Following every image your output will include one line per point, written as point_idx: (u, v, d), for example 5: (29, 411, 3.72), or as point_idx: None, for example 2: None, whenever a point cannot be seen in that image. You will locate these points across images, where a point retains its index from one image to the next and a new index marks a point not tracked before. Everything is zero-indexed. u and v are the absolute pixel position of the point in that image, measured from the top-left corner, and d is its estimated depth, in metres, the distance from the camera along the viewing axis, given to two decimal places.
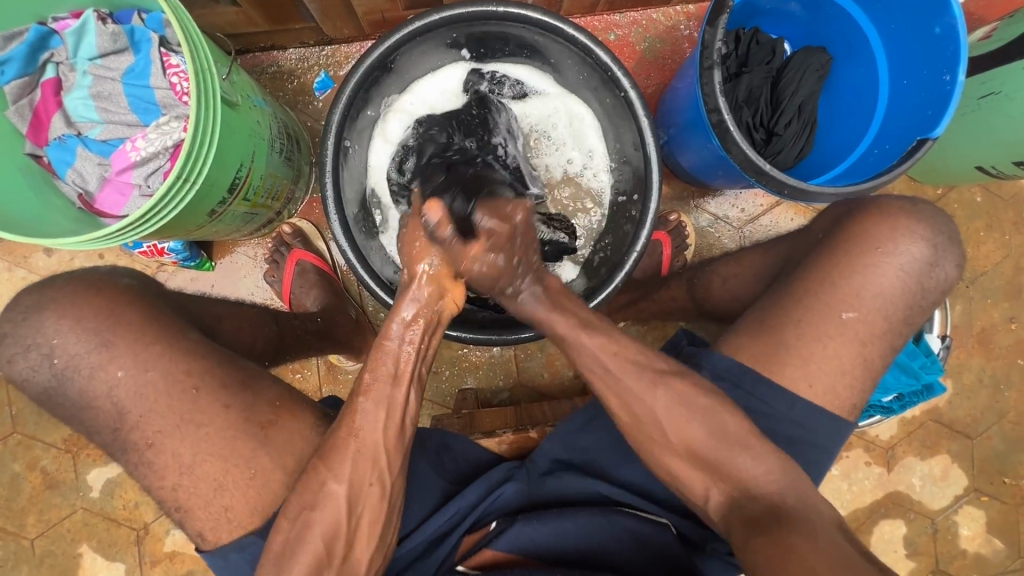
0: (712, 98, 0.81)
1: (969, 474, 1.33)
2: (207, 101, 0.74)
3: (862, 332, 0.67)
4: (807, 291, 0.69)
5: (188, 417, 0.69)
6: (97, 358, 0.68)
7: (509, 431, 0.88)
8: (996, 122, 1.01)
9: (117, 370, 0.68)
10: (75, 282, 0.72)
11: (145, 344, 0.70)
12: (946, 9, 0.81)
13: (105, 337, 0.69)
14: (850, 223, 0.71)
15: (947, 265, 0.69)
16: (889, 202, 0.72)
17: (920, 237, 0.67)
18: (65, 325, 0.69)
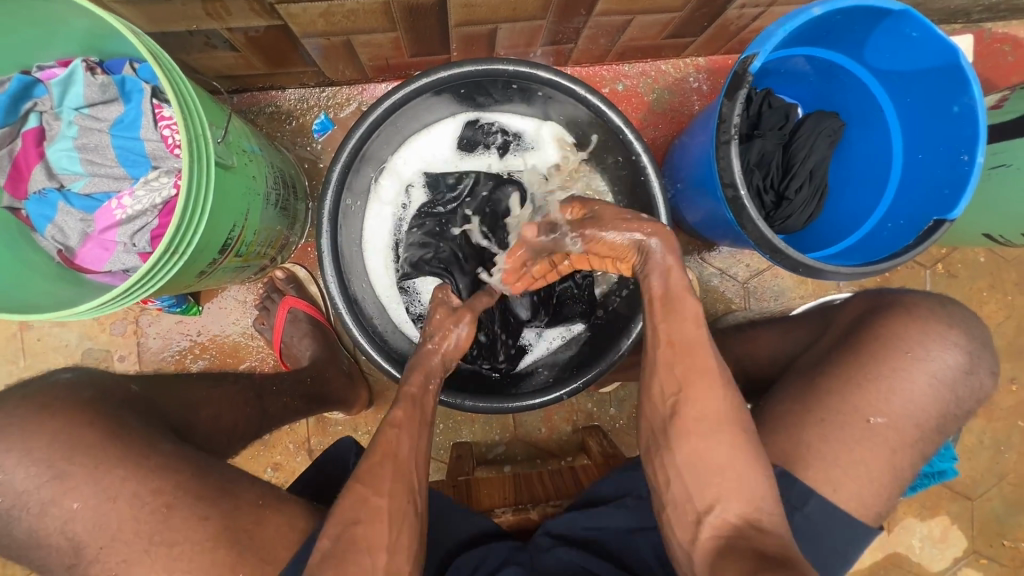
0: (728, 171, 0.78)
1: (968, 535, 1.32)
2: (199, 166, 0.70)
3: (891, 439, 0.60)
4: (829, 389, 0.64)
5: (167, 533, 0.60)
6: (49, 492, 0.60)
7: (509, 512, 0.84)
8: (1004, 193, 1.00)
9: (72, 503, 0.60)
10: (26, 401, 0.63)
11: (104, 469, 0.61)
12: (965, 89, 0.79)
13: (57, 468, 0.60)
14: (877, 321, 0.66)
15: (980, 374, 0.64)
16: (918, 302, 0.67)
17: (952, 345, 0.63)
18: (11, 460, 0.60)
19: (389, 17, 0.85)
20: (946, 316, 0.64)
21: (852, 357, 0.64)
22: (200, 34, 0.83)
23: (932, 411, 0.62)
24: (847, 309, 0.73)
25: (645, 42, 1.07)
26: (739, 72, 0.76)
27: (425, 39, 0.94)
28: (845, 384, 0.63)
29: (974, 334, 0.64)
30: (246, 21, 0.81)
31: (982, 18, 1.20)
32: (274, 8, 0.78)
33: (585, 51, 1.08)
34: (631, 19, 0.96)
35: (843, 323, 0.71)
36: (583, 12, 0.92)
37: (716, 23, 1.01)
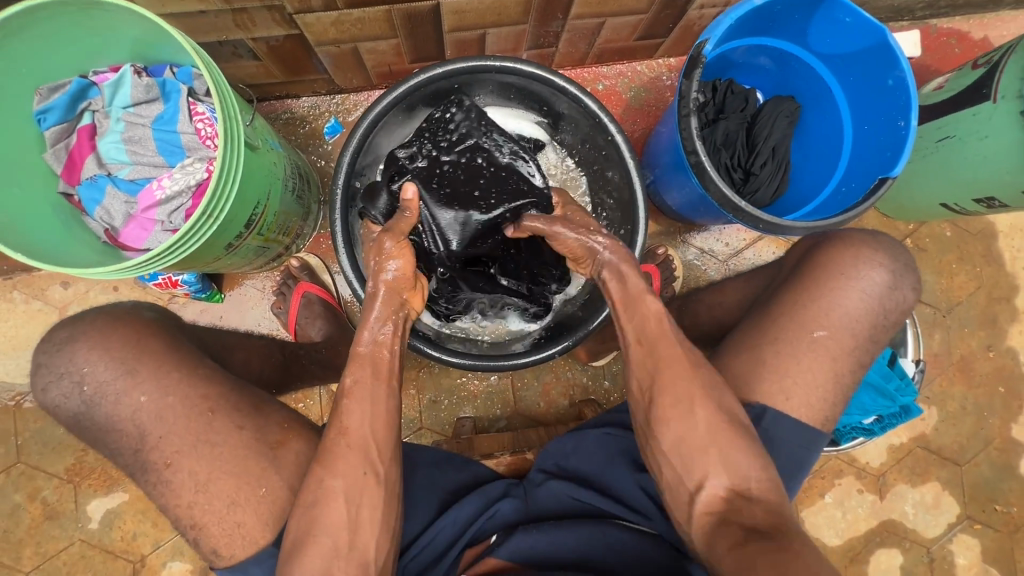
0: (690, 141, 0.90)
1: (960, 501, 1.35)
2: (232, 146, 0.81)
3: (831, 348, 0.75)
4: (783, 314, 0.78)
5: (211, 432, 0.75)
6: (121, 385, 0.74)
7: (507, 454, 0.97)
8: (953, 162, 1.09)
9: (139, 396, 0.74)
10: (105, 316, 0.80)
11: (166, 371, 0.76)
12: (896, 64, 0.90)
13: (129, 366, 0.75)
14: (819, 253, 0.81)
15: (907, 291, 0.78)
16: (852, 235, 0.82)
17: (878, 265, 0.78)
18: (95, 356, 0.75)
19: (390, 25, 0.98)
20: (874, 243, 0.80)
21: (799, 282, 0.79)
22: (228, 44, 0.96)
23: (867, 323, 0.77)
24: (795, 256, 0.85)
25: (619, 44, 1.20)
26: (695, 55, 0.88)
27: (423, 45, 1.07)
28: (792, 307, 0.78)
29: (896, 256, 0.79)
30: (268, 31, 0.94)
31: (926, 14, 1.32)
32: (292, 18, 0.91)
33: (566, 54, 1.21)
34: (603, 22, 1.08)
35: (791, 263, 0.85)
36: (560, 16, 1.05)
37: (680, 24, 1.14)
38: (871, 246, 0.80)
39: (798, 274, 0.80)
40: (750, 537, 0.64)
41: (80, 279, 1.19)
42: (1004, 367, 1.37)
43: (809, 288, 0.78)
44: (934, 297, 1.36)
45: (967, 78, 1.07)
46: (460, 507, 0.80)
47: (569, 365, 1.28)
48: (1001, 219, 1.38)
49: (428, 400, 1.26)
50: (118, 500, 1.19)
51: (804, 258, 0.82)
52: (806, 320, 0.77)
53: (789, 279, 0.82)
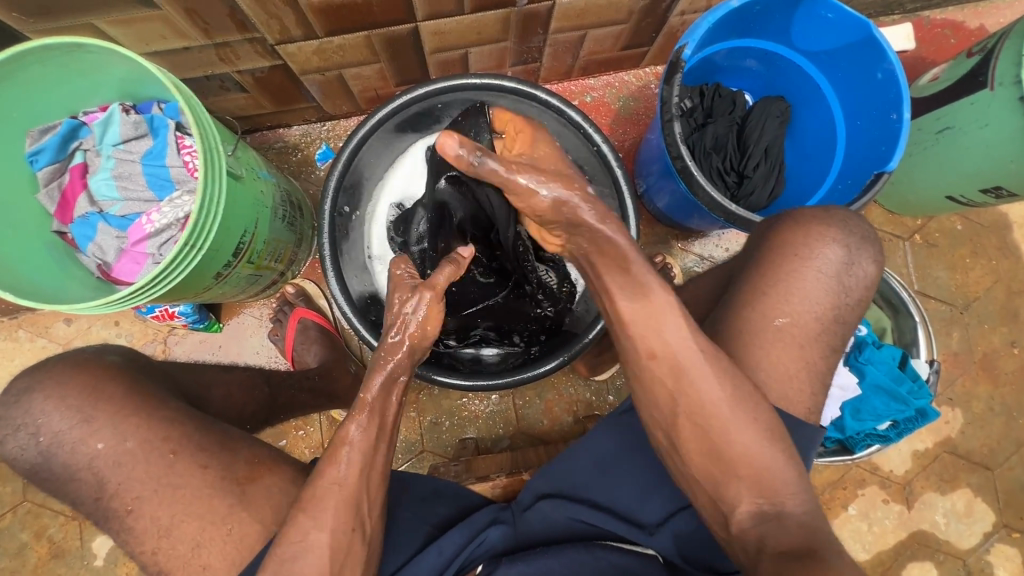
0: (675, 147, 0.88)
1: (995, 508, 1.27)
2: (214, 176, 0.82)
3: (798, 335, 0.72)
4: (743, 302, 0.74)
5: (171, 476, 0.73)
6: (78, 434, 0.75)
7: (503, 475, 0.96)
8: (955, 154, 1.06)
9: (96, 444, 0.74)
10: (64, 363, 0.80)
11: (125, 416, 0.76)
12: (883, 56, 0.88)
13: (86, 414, 0.75)
14: (773, 234, 0.78)
15: (865, 264, 0.75)
16: (805, 212, 0.79)
17: (833, 239, 0.75)
18: (51, 405, 0.76)
19: (371, 50, 0.99)
20: (825, 220, 0.76)
21: (753, 268, 0.76)
22: (215, 78, 0.98)
23: (830, 302, 0.74)
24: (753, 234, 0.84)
25: (603, 56, 1.20)
26: (674, 61, 0.87)
27: (407, 68, 1.08)
28: (751, 294, 0.74)
29: (851, 229, 0.76)
30: (252, 63, 0.96)
31: (917, 7, 1.30)
32: (274, 49, 0.93)
33: (551, 68, 1.21)
34: (584, 34, 1.09)
35: (748, 249, 0.82)
36: (541, 31, 1.05)
37: (662, 32, 1.13)
38: (824, 223, 0.76)
39: (754, 261, 0.77)
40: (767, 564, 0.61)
41: (82, 315, 1.21)
42: None
43: (765, 275, 0.74)
44: (949, 294, 1.31)
45: (961, 67, 1.04)
46: (448, 537, 0.76)
47: (571, 380, 1.26)
48: (1014, 210, 1.33)
49: (429, 422, 1.24)
50: None
51: (759, 242, 0.79)
52: (768, 309, 0.74)
53: (743, 268, 0.78)
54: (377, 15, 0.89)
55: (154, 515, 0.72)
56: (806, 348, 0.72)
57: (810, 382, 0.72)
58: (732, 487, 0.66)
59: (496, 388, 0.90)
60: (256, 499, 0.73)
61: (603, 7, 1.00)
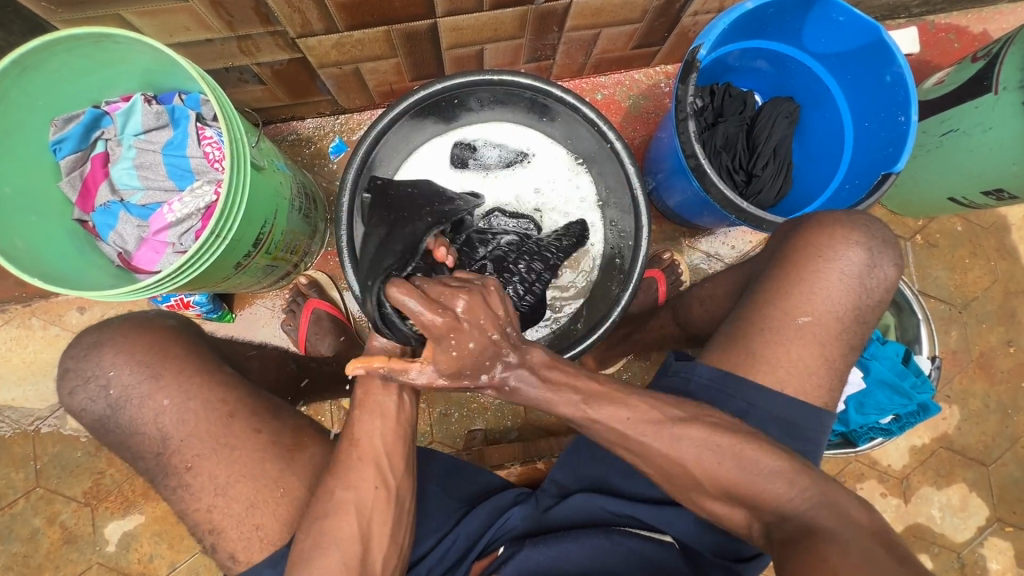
0: (689, 145, 0.90)
1: (989, 503, 1.31)
2: (238, 167, 0.84)
3: (818, 333, 0.75)
4: (765, 299, 0.77)
5: (230, 436, 0.74)
6: (146, 389, 0.74)
7: (516, 464, 0.99)
8: (959, 156, 1.08)
9: (163, 399, 0.74)
10: (128, 325, 0.79)
11: (189, 376, 0.76)
12: (892, 60, 0.90)
13: (155, 369, 0.75)
14: (797, 236, 0.79)
15: (887, 268, 0.77)
16: (825, 216, 0.80)
17: (857, 243, 0.76)
18: (120, 360, 0.75)
19: (390, 44, 1.00)
20: (849, 223, 0.78)
21: (778, 270, 0.78)
22: (234, 70, 0.99)
23: (849, 303, 0.76)
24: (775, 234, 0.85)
25: (616, 54, 1.21)
26: (690, 60, 0.89)
27: (422, 63, 1.10)
28: (776, 293, 0.76)
29: (874, 233, 0.78)
30: (271, 56, 0.97)
31: (923, 11, 1.32)
32: (294, 42, 0.94)
33: (564, 66, 1.23)
34: (598, 33, 1.10)
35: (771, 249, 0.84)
36: (556, 29, 1.06)
37: (675, 31, 1.15)
38: (848, 225, 0.78)
39: (780, 260, 0.79)
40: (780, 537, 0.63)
41: (95, 304, 1.22)
42: None
43: (790, 276, 0.76)
44: (949, 293, 1.34)
45: (967, 72, 1.06)
46: (467, 521, 0.80)
47: None
48: (1012, 213, 1.36)
49: (439, 413, 1.25)
50: (134, 521, 1.20)
51: (784, 242, 0.80)
52: (791, 307, 0.76)
53: (767, 268, 0.80)
54: (398, 11, 0.91)
55: (212, 473, 0.73)
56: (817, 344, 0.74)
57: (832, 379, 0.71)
58: (739, 471, 0.68)
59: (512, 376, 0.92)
60: (292, 480, 0.74)
61: (617, 6, 1.02)
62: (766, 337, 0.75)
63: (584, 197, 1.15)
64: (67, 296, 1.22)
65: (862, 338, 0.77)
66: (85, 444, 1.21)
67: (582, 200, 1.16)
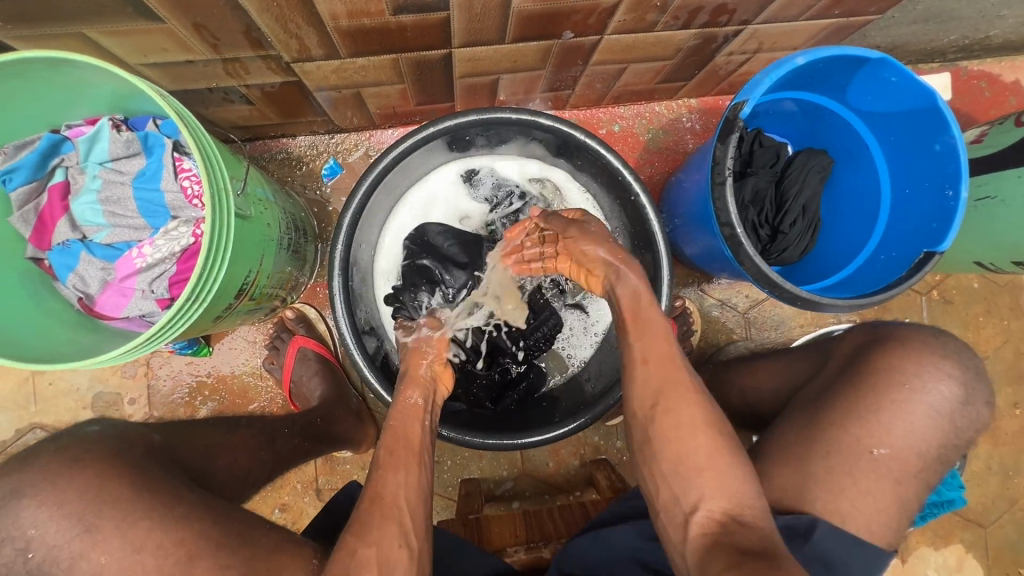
0: (724, 212, 0.82)
1: (984, 565, 1.30)
2: (220, 216, 0.73)
3: (895, 472, 0.61)
4: (833, 425, 0.63)
5: None
6: (80, 546, 0.54)
7: (521, 549, 0.85)
8: (993, 224, 1.03)
9: (100, 556, 0.55)
10: (57, 452, 0.58)
11: (135, 522, 0.56)
12: (945, 129, 0.83)
13: (88, 522, 0.55)
14: (872, 351, 0.66)
15: (980, 407, 0.62)
16: (911, 333, 0.68)
17: (950, 375, 0.62)
18: (41, 513, 0.54)
19: (397, 72, 0.89)
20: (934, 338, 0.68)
21: (851, 392, 0.64)
22: (218, 91, 0.88)
23: (938, 440, 0.61)
24: (848, 341, 0.73)
25: (639, 87, 1.12)
26: (730, 118, 0.81)
27: (431, 90, 0.99)
28: (845, 416, 0.63)
29: (966, 362, 0.64)
30: (262, 78, 0.86)
31: (958, 57, 1.26)
32: (289, 66, 0.83)
33: (582, 96, 1.13)
34: (624, 67, 1.01)
35: (840, 359, 0.70)
36: (580, 62, 0.97)
37: (705, 69, 1.06)
38: (937, 352, 0.64)
39: (851, 378, 0.66)
40: None
41: None
42: None
43: (867, 399, 0.63)
44: None
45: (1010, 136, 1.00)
46: None
47: None
48: None
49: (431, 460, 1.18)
50: None
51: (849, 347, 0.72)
52: (862, 434, 0.63)
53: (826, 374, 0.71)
54: (409, 40, 0.80)
55: None
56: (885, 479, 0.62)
57: (882, 508, 0.61)
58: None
59: (527, 445, 0.87)
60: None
61: (650, 44, 0.92)
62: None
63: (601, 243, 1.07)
64: None
65: None
66: None
67: None
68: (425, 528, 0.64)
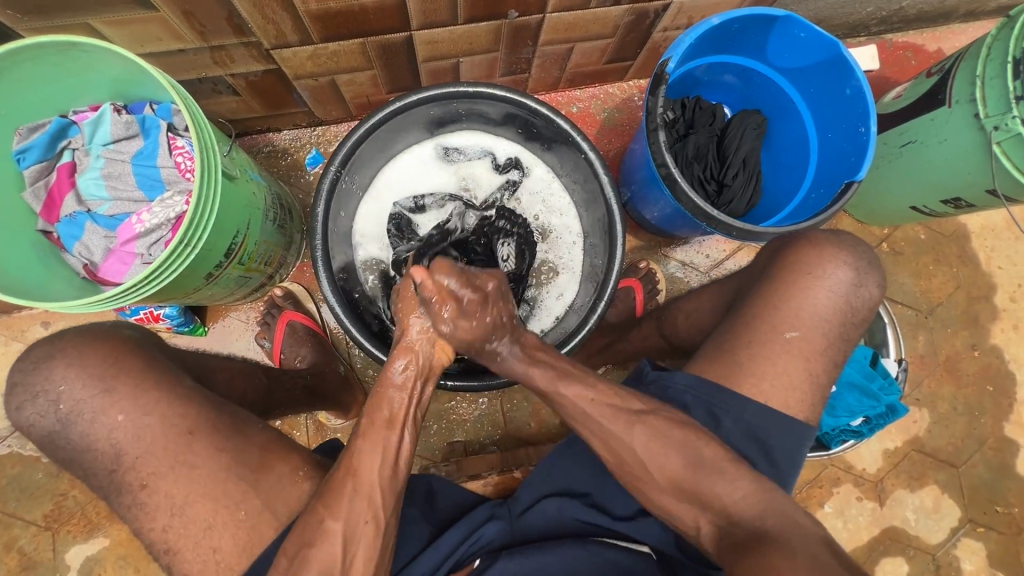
0: (660, 155, 0.93)
1: (961, 505, 1.34)
2: (209, 175, 0.82)
3: (806, 349, 0.74)
4: (754, 316, 0.76)
5: (187, 455, 0.70)
6: (99, 403, 0.70)
7: (494, 474, 1.03)
8: (917, 167, 1.12)
9: (114, 416, 0.70)
10: (84, 336, 0.74)
11: (144, 390, 0.71)
12: (852, 74, 0.94)
13: (107, 384, 0.71)
14: (784, 253, 0.79)
15: (871, 287, 0.77)
16: (815, 235, 0.80)
17: (843, 262, 0.76)
18: (71, 373, 0.71)
19: (366, 57, 1.01)
20: (837, 242, 0.78)
21: (766, 288, 0.77)
22: (208, 81, 0.99)
23: (836, 319, 0.75)
24: (774, 254, 0.82)
25: (590, 68, 1.24)
26: (659, 74, 0.92)
27: (399, 76, 1.11)
28: (764, 309, 0.76)
29: (859, 253, 0.77)
30: (246, 67, 0.97)
31: (881, 30, 1.38)
32: (269, 53, 0.94)
33: (539, 79, 1.25)
34: (572, 47, 1.13)
35: (760, 265, 0.83)
36: (530, 43, 1.08)
37: (646, 47, 1.18)
38: (836, 246, 0.78)
39: (766, 278, 0.79)
40: (750, 554, 0.64)
41: (61, 318, 1.18)
42: (989, 365, 1.38)
43: (778, 290, 0.76)
44: (915, 299, 1.38)
45: (923, 86, 1.10)
46: (447, 535, 0.77)
47: None
48: (972, 221, 1.41)
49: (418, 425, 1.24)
50: (99, 545, 1.15)
51: (773, 260, 0.80)
52: (777, 323, 0.75)
53: (756, 284, 0.80)
54: (373, 23, 0.91)
55: (167, 494, 0.69)
56: (799, 356, 0.74)
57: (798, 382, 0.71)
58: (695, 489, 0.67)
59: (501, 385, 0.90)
60: (275, 495, 0.71)
61: (590, 22, 1.04)
62: (747, 344, 0.74)
63: (563, 208, 1.16)
64: (31, 310, 1.18)
65: (847, 355, 0.76)
66: (47, 465, 1.17)
67: (557, 207, 1.17)
68: (396, 433, 0.70)
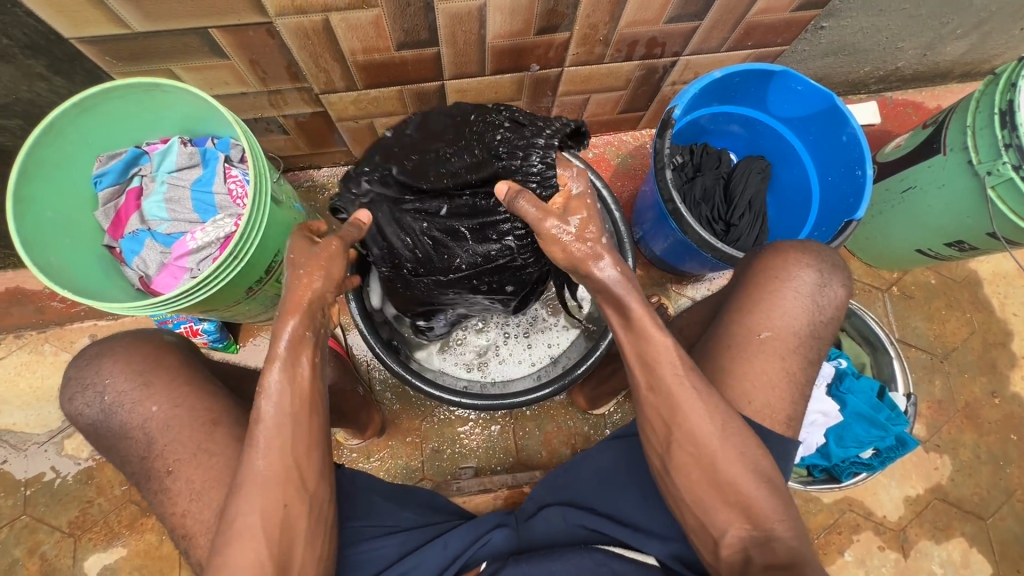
0: (667, 191, 1.00)
1: (992, 560, 1.28)
2: (258, 197, 0.92)
3: (780, 349, 0.77)
4: (730, 321, 0.80)
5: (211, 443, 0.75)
6: (136, 395, 0.77)
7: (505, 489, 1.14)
8: (919, 211, 1.17)
9: (152, 405, 0.77)
10: (127, 340, 0.83)
11: (179, 385, 0.79)
12: (846, 122, 1.02)
13: (146, 377, 0.78)
14: (752, 260, 0.84)
15: (836, 287, 0.81)
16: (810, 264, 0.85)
17: (806, 264, 0.81)
18: (117, 367, 0.79)
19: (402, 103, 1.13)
20: (801, 248, 0.83)
21: (740, 294, 0.81)
22: (263, 121, 1.12)
23: (806, 320, 0.79)
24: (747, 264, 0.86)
25: (606, 117, 1.34)
26: (665, 119, 1.00)
27: None
28: (738, 313, 0.80)
29: (822, 256, 0.82)
30: (297, 109, 1.09)
31: (881, 88, 1.47)
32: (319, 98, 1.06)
33: None
34: (587, 97, 1.24)
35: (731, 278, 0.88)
36: (550, 93, 1.20)
37: (656, 99, 1.29)
38: (833, 273, 0.82)
39: (740, 284, 0.83)
40: None
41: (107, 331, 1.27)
42: (1012, 413, 1.36)
43: (752, 295, 0.80)
44: (928, 343, 1.38)
45: (919, 136, 1.17)
46: (453, 533, 0.82)
47: (569, 413, 1.30)
48: (983, 268, 1.43)
49: (431, 449, 1.27)
50: (117, 553, 1.18)
51: (742, 273, 0.84)
52: (752, 324, 0.79)
53: (733, 294, 0.83)
54: (410, 73, 1.03)
55: (189, 480, 0.73)
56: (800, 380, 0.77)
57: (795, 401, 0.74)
58: (699, 496, 0.69)
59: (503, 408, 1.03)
60: None
61: (604, 75, 1.15)
62: (733, 354, 0.78)
63: None
64: (81, 323, 1.28)
65: None
66: (77, 472, 1.22)
67: None
68: None
